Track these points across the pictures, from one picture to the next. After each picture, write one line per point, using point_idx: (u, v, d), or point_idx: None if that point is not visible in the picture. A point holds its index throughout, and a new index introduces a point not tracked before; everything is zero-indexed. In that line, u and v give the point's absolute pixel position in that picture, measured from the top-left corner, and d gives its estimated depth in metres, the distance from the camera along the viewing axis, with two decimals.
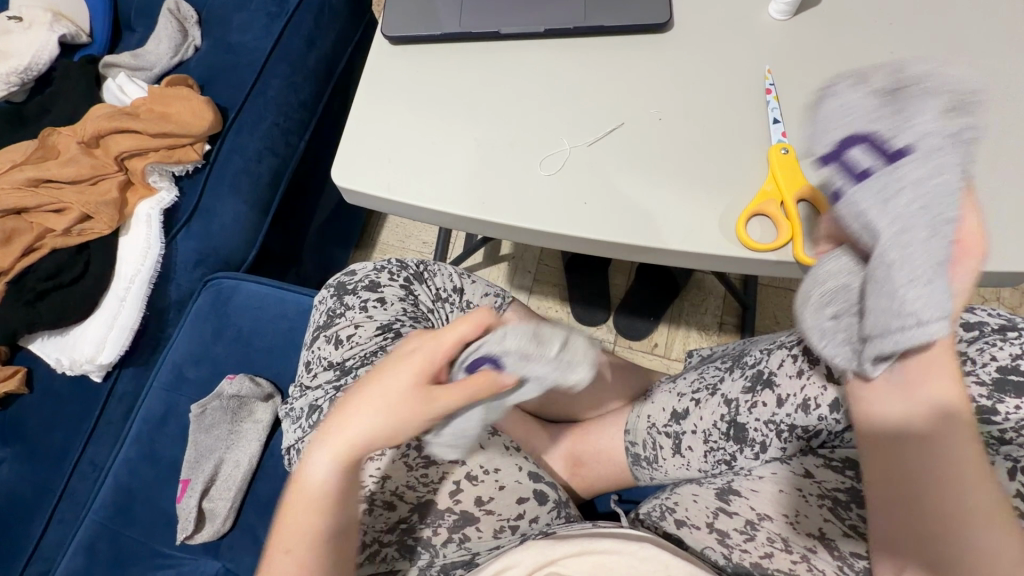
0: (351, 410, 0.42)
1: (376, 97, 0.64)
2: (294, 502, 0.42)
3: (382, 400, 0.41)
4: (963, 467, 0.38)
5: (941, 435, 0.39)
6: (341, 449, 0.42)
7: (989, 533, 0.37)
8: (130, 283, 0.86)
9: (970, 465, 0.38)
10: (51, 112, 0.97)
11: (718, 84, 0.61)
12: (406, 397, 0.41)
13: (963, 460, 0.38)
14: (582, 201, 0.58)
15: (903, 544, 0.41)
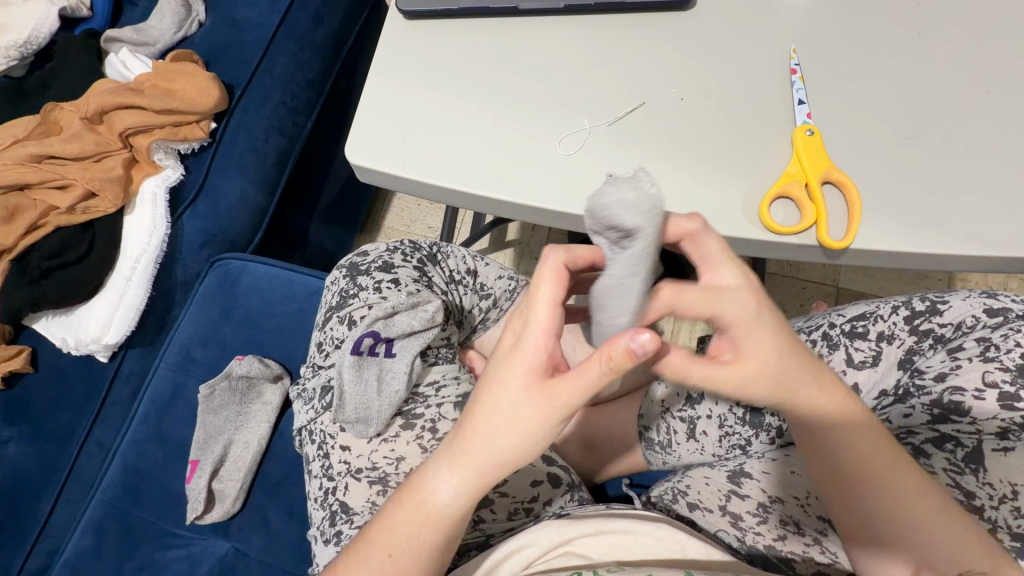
0: (483, 425, 0.41)
1: (390, 73, 0.62)
2: (399, 516, 0.44)
3: (512, 413, 0.40)
4: (853, 443, 0.45)
5: (829, 425, 0.45)
6: (452, 466, 0.43)
7: (891, 488, 0.44)
8: (136, 262, 0.85)
9: (875, 439, 0.45)
10: (52, 88, 0.94)
11: (740, 64, 0.60)
12: (523, 402, 0.40)
13: (852, 440, 0.45)
14: (602, 182, 0.57)
15: (862, 527, 0.46)
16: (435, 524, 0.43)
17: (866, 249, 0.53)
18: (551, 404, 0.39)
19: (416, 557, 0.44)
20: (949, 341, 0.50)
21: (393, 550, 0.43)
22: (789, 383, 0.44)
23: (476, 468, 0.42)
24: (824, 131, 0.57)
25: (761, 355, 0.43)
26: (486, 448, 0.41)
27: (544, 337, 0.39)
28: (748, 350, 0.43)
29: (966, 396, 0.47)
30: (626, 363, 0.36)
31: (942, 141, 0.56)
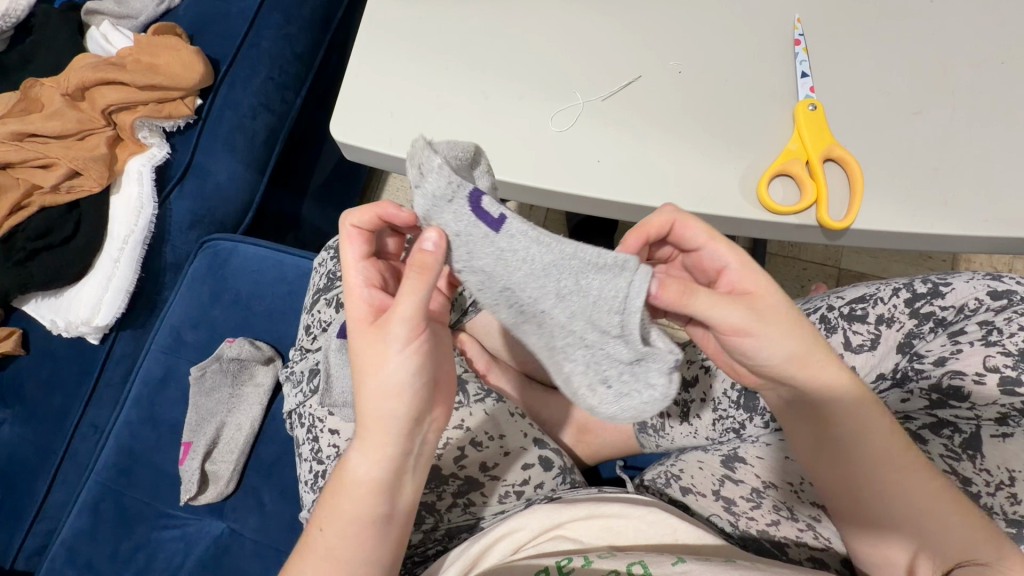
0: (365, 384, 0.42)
1: (377, 46, 0.60)
2: (327, 495, 0.45)
3: (366, 360, 0.42)
4: (864, 430, 0.44)
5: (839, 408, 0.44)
6: (359, 438, 0.43)
7: (902, 474, 0.43)
8: (123, 243, 0.83)
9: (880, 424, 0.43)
10: (32, 63, 0.91)
11: (744, 34, 0.57)
12: (367, 348, 0.42)
13: (856, 426, 0.44)
14: (594, 159, 0.54)
15: (866, 517, 0.45)
16: (366, 498, 0.43)
17: (870, 230, 0.51)
18: (387, 343, 0.41)
19: (347, 531, 0.44)
20: (951, 325, 0.49)
21: (323, 526, 0.44)
22: (796, 322, 0.44)
23: (374, 426, 0.42)
24: (828, 105, 0.55)
25: (770, 297, 0.43)
26: (369, 410, 0.42)
27: (356, 291, 0.44)
28: (746, 281, 0.44)
29: (966, 380, 0.45)
30: (424, 265, 0.40)
31: (952, 116, 0.53)
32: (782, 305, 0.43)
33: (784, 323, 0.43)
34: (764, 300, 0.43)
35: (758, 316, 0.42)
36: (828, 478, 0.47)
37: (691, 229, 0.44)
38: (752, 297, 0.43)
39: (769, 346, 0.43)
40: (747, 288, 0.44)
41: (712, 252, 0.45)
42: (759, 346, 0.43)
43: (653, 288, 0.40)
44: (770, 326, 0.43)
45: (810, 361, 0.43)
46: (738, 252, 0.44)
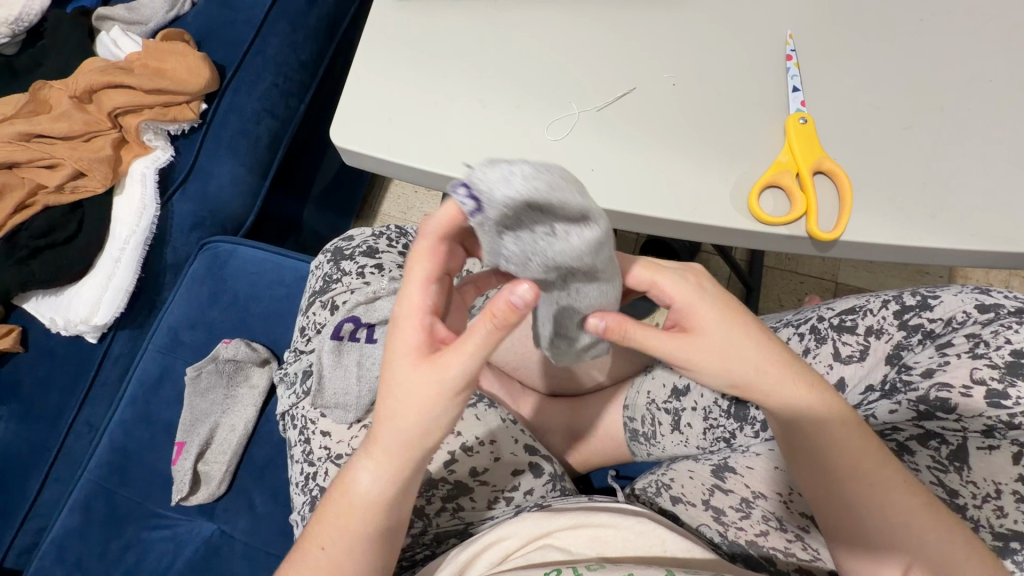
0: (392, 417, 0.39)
1: (378, 54, 0.61)
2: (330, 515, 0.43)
3: (403, 393, 0.39)
4: (839, 443, 0.44)
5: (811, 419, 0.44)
6: (370, 460, 0.41)
7: (878, 485, 0.43)
8: (124, 244, 0.84)
9: (849, 438, 0.44)
10: (43, 66, 0.93)
11: (738, 49, 0.58)
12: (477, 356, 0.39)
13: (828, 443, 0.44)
14: (588, 168, 0.55)
15: (856, 538, 0.45)
16: (375, 511, 0.42)
17: (859, 241, 0.52)
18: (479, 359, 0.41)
19: (358, 544, 0.42)
20: (939, 336, 0.49)
21: (326, 544, 0.42)
22: (736, 345, 0.44)
23: (389, 451, 0.40)
24: (819, 118, 0.56)
25: (716, 343, 0.44)
26: (389, 435, 0.40)
27: (414, 315, 0.39)
28: (689, 318, 0.45)
29: (952, 392, 0.45)
30: (510, 318, 0.35)
31: (941, 131, 0.54)
32: (726, 345, 0.44)
33: (722, 354, 0.44)
34: (701, 338, 0.44)
35: (689, 356, 0.44)
36: (810, 494, 0.47)
37: (634, 273, 0.46)
38: (694, 331, 0.45)
39: (709, 377, 0.45)
40: (692, 324, 0.45)
41: (661, 287, 0.46)
42: (702, 373, 0.45)
43: (600, 326, 0.41)
44: (705, 366, 0.44)
45: (756, 387, 0.45)
46: (680, 291, 0.45)
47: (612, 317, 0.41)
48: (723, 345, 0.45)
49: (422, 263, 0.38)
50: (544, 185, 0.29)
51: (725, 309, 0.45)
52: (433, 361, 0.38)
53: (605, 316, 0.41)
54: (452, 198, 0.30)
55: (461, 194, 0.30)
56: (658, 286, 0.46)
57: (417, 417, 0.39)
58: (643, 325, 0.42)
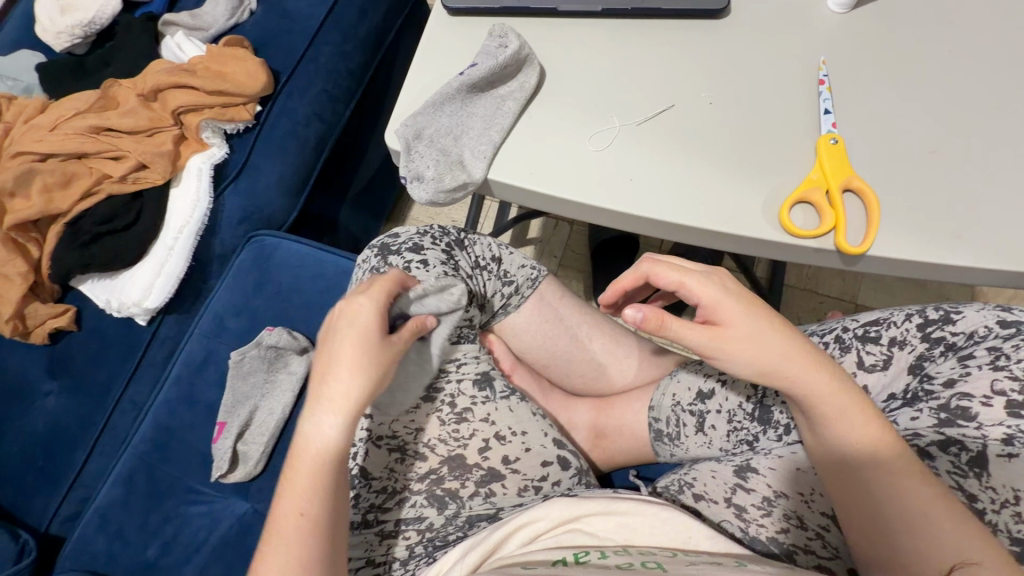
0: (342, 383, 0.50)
1: (432, 66, 0.66)
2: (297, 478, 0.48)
3: (353, 366, 0.51)
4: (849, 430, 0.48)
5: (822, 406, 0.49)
6: (332, 412, 0.50)
7: (903, 486, 0.45)
8: (178, 233, 0.89)
9: (862, 427, 0.48)
10: (112, 66, 1.00)
11: (772, 72, 0.62)
12: (358, 349, 0.52)
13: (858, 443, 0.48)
14: (627, 177, 0.59)
15: (877, 533, 0.46)
16: (328, 465, 0.49)
17: (886, 256, 0.55)
18: (377, 346, 0.53)
19: (320, 510, 0.47)
20: (961, 349, 0.51)
21: (300, 508, 0.47)
22: (761, 339, 0.50)
23: (345, 403, 0.50)
24: (849, 139, 0.59)
25: (739, 338, 0.50)
26: (343, 393, 0.50)
27: (363, 313, 0.53)
28: (718, 312, 0.51)
29: (973, 402, 0.48)
30: (353, 315, 0.53)
31: (968, 155, 0.57)
32: (754, 334, 0.50)
33: (747, 345, 0.50)
34: (731, 328, 0.50)
35: (718, 343, 0.50)
36: (837, 493, 0.49)
37: (662, 278, 0.54)
38: (722, 324, 0.51)
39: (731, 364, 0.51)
40: (720, 317, 0.51)
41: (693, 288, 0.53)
42: (729, 361, 0.51)
43: (638, 316, 0.50)
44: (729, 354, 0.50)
45: (786, 377, 0.49)
46: (705, 289, 0.52)
47: (649, 309, 0.49)
48: (747, 337, 0.50)
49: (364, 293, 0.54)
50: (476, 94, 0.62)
51: (751, 305, 0.51)
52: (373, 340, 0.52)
53: (642, 309, 0.50)
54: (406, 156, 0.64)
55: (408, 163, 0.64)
56: (688, 283, 0.53)
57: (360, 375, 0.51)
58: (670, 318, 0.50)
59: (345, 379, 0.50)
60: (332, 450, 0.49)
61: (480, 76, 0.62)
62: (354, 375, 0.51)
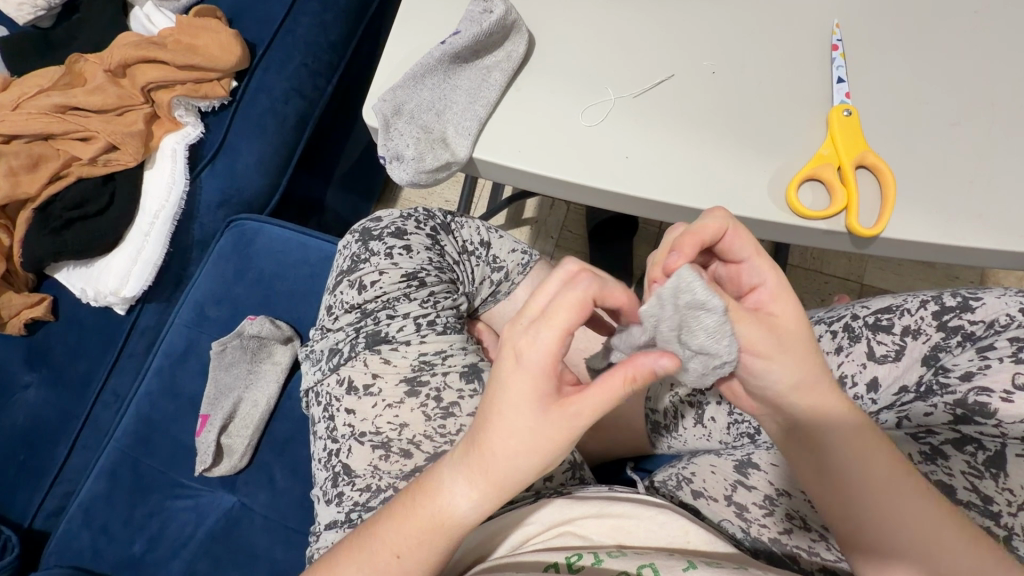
0: (507, 444, 0.39)
1: (413, 35, 0.61)
2: (410, 523, 0.42)
3: (528, 434, 0.38)
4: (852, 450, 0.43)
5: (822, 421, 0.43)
6: (471, 480, 0.40)
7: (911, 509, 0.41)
8: (154, 218, 0.85)
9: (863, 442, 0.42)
10: (77, 40, 0.94)
11: (781, 38, 0.57)
12: (542, 428, 0.38)
13: (849, 447, 0.42)
14: (623, 155, 0.54)
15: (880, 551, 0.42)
16: (452, 533, 0.41)
17: (900, 239, 0.51)
18: (570, 424, 0.38)
19: (429, 561, 0.42)
20: (979, 339, 0.48)
21: (402, 554, 0.41)
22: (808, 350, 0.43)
23: (498, 479, 0.40)
24: (864, 111, 0.54)
25: (795, 315, 0.42)
26: (504, 469, 0.39)
27: (551, 358, 0.38)
28: (775, 304, 0.42)
29: (992, 397, 0.44)
30: (645, 381, 0.37)
31: (993, 129, 0.52)
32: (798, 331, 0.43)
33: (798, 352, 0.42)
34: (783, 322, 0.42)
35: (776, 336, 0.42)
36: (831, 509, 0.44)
37: (739, 246, 0.43)
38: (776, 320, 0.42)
39: (781, 371, 0.42)
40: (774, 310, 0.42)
41: (732, 247, 0.43)
42: (764, 363, 0.42)
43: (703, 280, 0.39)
44: (786, 353, 0.42)
45: (806, 391, 0.43)
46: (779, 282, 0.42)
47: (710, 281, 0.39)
48: (798, 316, 0.43)
49: (567, 314, 0.37)
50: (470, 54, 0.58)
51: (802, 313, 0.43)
52: (563, 407, 0.38)
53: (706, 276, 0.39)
54: (392, 133, 0.60)
55: (389, 148, 0.60)
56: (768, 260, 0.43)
57: (541, 449, 0.39)
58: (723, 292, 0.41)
59: (517, 461, 0.39)
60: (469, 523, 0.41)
61: (464, 46, 0.58)
62: (529, 459, 0.39)
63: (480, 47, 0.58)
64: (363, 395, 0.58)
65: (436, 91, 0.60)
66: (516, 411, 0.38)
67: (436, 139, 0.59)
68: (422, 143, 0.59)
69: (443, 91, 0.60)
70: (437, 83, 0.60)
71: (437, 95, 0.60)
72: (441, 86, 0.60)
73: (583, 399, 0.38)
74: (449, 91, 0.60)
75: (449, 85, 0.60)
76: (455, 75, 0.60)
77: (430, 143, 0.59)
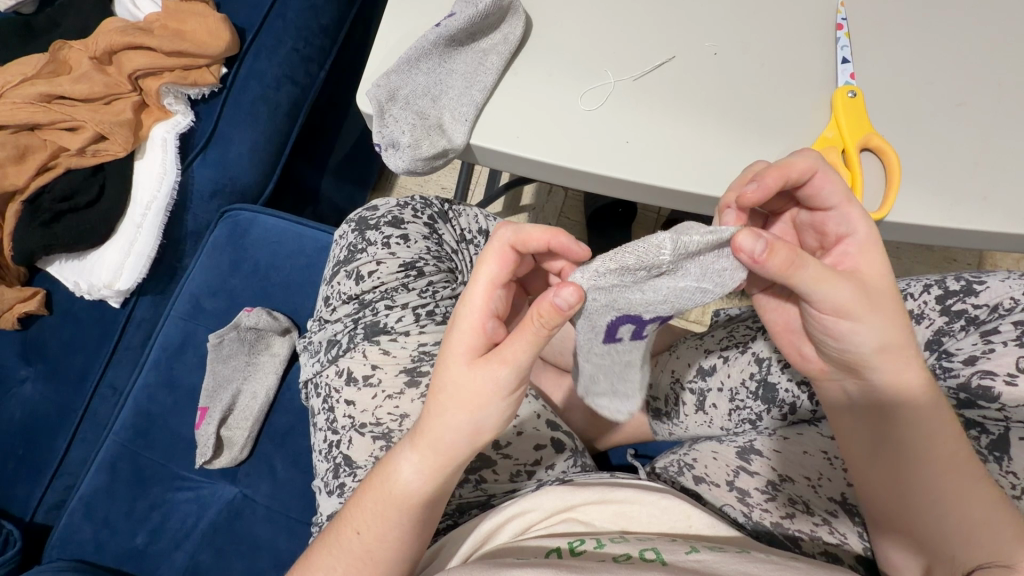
0: (448, 408, 0.41)
1: (407, 18, 0.59)
2: (370, 497, 0.43)
3: (461, 395, 0.40)
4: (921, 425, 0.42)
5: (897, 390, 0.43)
6: (412, 445, 0.42)
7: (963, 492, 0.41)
8: (146, 209, 0.84)
9: (932, 413, 0.42)
10: (61, 26, 0.92)
11: (785, 17, 0.56)
12: (472, 382, 0.40)
13: (915, 419, 0.43)
14: (624, 140, 0.53)
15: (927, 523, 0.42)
16: (409, 506, 0.42)
17: (905, 224, 0.50)
18: (495, 380, 0.40)
19: (387, 537, 0.42)
20: (983, 323, 0.48)
21: (362, 530, 0.43)
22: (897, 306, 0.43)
23: (441, 441, 0.42)
24: (868, 92, 0.53)
25: (881, 273, 0.43)
26: (444, 431, 0.41)
27: (479, 316, 0.40)
28: (863, 260, 0.43)
29: (996, 381, 0.44)
30: (556, 319, 0.36)
31: (1001, 110, 0.52)
32: (887, 289, 0.43)
33: (888, 313, 0.42)
34: (869, 277, 0.42)
35: (864, 300, 0.41)
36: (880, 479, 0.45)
37: (828, 191, 0.43)
38: (862, 275, 0.42)
39: (869, 335, 0.42)
40: (859, 265, 0.43)
41: (820, 191, 0.43)
42: (857, 327, 0.42)
43: (759, 247, 0.38)
44: (876, 313, 0.42)
45: (897, 355, 0.42)
46: (869, 225, 0.43)
47: (774, 238, 0.38)
48: (883, 274, 0.43)
49: (488, 267, 0.40)
50: (466, 36, 0.57)
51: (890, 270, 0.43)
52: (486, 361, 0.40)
53: (766, 237, 0.38)
54: (387, 121, 0.59)
55: (383, 135, 0.59)
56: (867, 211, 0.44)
57: (473, 408, 0.40)
58: (808, 254, 0.39)
59: (450, 423, 0.41)
60: (414, 493, 0.42)
61: (460, 28, 0.56)
62: (462, 416, 0.41)
63: (478, 27, 0.56)
64: (363, 386, 0.57)
65: (431, 76, 0.59)
66: (452, 369, 0.41)
67: (432, 128, 0.58)
68: (418, 133, 0.58)
69: (439, 76, 0.59)
70: (431, 66, 0.59)
71: (432, 80, 0.59)
72: (437, 70, 0.59)
73: (505, 352, 0.39)
74: (444, 75, 0.59)
75: (446, 69, 0.59)
76: (450, 59, 0.59)
77: (426, 133, 0.58)
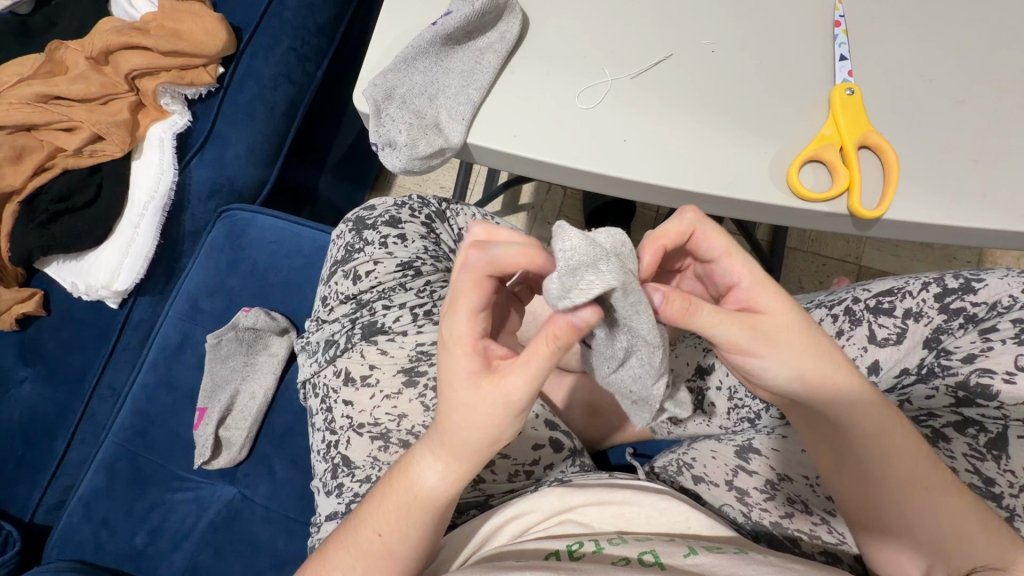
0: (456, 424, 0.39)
1: (403, 16, 0.59)
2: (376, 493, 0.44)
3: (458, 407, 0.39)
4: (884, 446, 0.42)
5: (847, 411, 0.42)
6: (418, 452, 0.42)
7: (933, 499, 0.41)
8: (143, 210, 0.84)
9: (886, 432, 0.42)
10: (59, 26, 0.92)
11: (783, 14, 0.55)
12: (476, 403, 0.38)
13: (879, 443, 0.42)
14: (621, 138, 0.53)
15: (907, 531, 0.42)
16: (412, 505, 0.42)
17: (903, 222, 0.50)
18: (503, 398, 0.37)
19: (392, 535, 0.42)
20: (982, 321, 0.48)
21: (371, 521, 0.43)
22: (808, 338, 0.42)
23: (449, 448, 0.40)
24: (866, 89, 0.53)
25: (781, 308, 0.42)
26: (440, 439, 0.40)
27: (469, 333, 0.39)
28: (762, 297, 0.41)
29: (995, 379, 0.45)
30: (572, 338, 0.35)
31: (998, 107, 0.51)
32: (796, 326, 0.41)
33: (795, 346, 0.41)
34: (770, 320, 0.41)
35: (759, 338, 0.41)
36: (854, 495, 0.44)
37: (707, 241, 0.42)
38: (760, 316, 0.41)
39: (776, 366, 0.41)
40: (759, 305, 0.41)
41: (699, 246, 0.42)
42: (764, 364, 0.42)
43: (656, 298, 0.38)
44: (780, 348, 0.41)
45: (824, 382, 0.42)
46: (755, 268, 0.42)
47: (670, 288, 0.38)
48: (783, 306, 0.42)
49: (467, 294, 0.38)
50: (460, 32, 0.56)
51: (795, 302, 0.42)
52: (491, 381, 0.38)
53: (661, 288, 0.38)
54: (382, 122, 0.58)
55: (381, 137, 0.59)
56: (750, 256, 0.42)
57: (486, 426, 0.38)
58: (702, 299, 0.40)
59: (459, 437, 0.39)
60: (417, 490, 0.42)
61: (457, 26, 0.56)
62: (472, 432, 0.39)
63: (473, 23, 0.56)
64: (361, 386, 0.57)
65: (427, 75, 0.58)
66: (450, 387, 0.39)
67: (428, 128, 0.57)
68: (415, 133, 0.58)
69: (434, 74, 0.58)
70: (426, 65, 0.58)
71: (428, 78, 0.58)
72: (431, 68, 0.58)
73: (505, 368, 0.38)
74: (442, 74, 0.58)
75: (443, 67, 0.58)
76: (446, 57, 0.58)
77: (422, 133, 0.58)
